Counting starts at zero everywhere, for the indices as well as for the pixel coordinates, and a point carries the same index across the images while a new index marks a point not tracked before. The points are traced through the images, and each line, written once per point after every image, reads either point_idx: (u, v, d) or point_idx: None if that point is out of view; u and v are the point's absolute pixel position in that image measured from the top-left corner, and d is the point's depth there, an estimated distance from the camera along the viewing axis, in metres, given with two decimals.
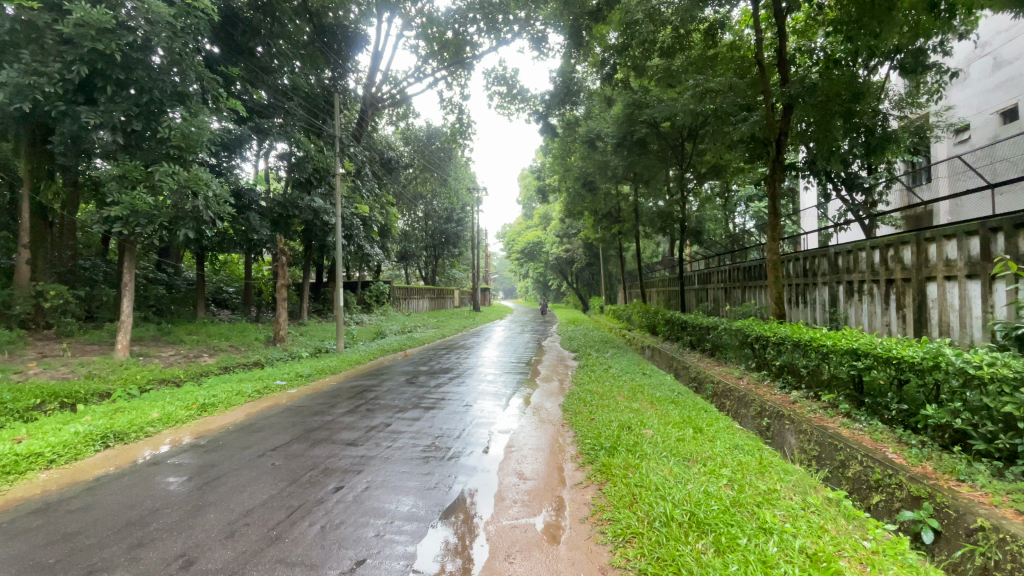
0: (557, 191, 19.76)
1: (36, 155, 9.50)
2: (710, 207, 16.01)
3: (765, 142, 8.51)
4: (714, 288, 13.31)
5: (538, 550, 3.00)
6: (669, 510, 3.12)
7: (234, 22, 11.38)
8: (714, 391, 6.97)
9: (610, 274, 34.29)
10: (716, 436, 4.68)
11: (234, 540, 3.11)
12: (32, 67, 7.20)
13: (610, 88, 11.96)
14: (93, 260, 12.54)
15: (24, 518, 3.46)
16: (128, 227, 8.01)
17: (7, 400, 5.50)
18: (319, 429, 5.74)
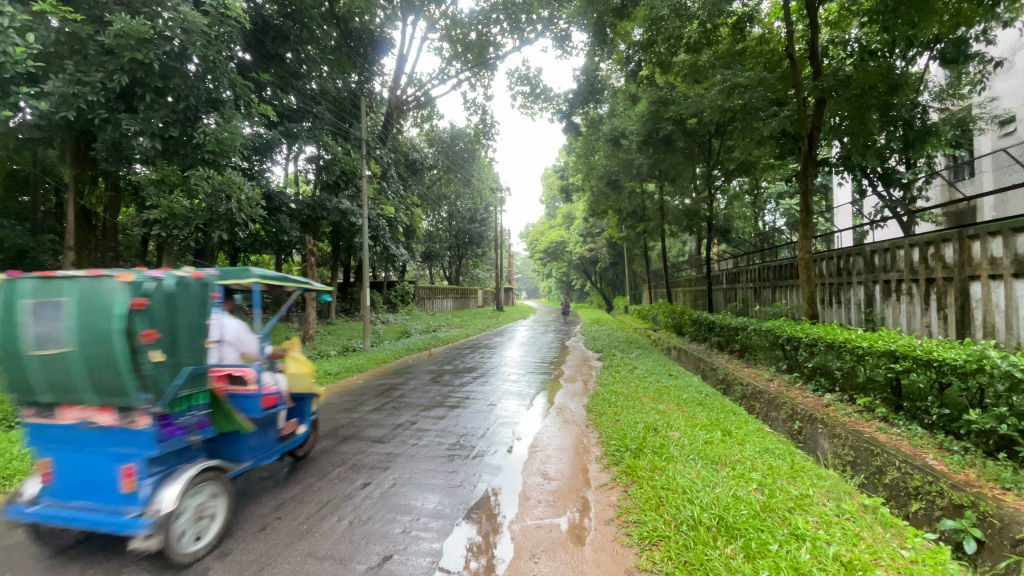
0: (581, 190, 19.64)
1: (81, 161, 10.01)
2: (739, 205, 15.64)
3: (796, 137, 8.30)
4: (743, 288, 12.97)
5: (563, 551, 2.99)
6: (698, 514, 3.06)
7: (265, 30, 11.77)
8: (742, 394, 6.82)
9: (635, 273, 33.82)
10: (746, 440, 4.57)
11: (267, 534, 3.20)
12: (77, 77, 7.52)
13: (634, 86, 11.86)
14: (133, 261, 13.11)
15: None
16: (165, 230, 8.31)
17: None
18: (346, 426, 5.85)
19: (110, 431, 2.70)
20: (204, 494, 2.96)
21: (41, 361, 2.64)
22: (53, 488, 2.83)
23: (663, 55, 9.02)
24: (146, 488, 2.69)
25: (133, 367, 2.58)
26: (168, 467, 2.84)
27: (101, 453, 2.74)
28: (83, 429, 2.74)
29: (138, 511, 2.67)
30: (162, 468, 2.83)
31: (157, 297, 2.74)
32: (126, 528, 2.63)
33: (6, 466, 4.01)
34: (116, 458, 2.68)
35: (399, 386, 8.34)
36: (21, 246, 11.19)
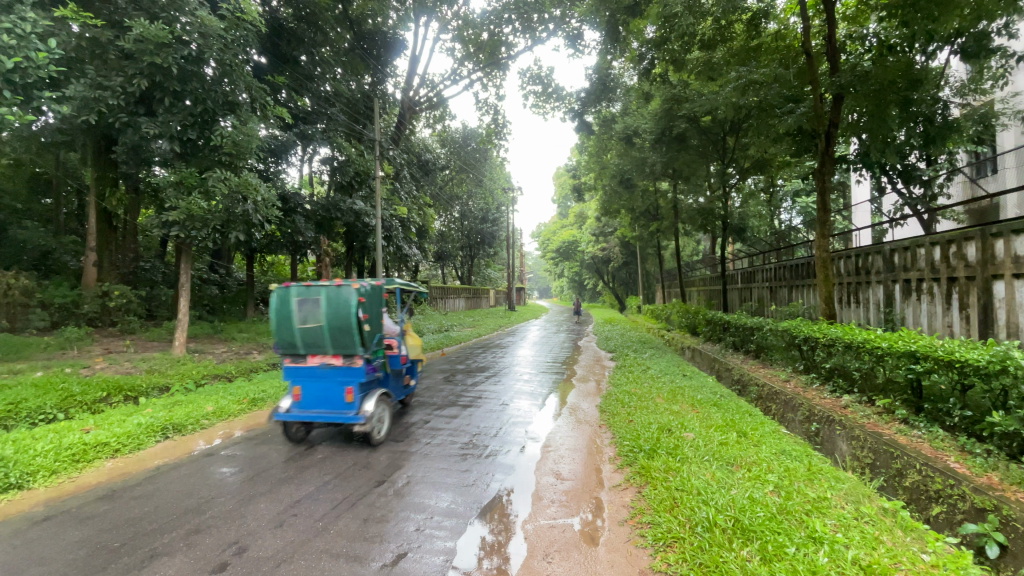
0: (593, 189, 19.55)
1: (102, 164, 10.23)
2: (754, 203, 15.44)
3: (813, 134, 8.18)
4: (759, 287, 12.81)
5: (576, 551, 2.98)
6: (713, 515, 3.02)
7: (279, 33, 11.91)
8: (758, 395, 6.73)
9: (648, 272, 33.61)
10: (762, 441, 4.51)
11: (283, 530, 3.24)
12: (98, 81, 7.72)
13: (647, 84, 11.79)
14: (152, 262, 13.37)
15: (94, 503, 3.72)
16: (184, 231, 8.44)
17: (77, 393, 5.94)
18: (361, 424, 5.91)
19: (336, 368, 4.81)
20: (380, 408, 5.12)
21: (303, 330, 4.75)
22: (297, 403, 4.95)
23: (677, 52, 8.94)
24: (359, 399, 4.84)
25: (356, 333, 4.71)
26: (366, 391, 5.00)
27: (331, 381, 4.89)
28: (319, 367, 4.85)
29: (355, 412, 4.82)
30: (362, 390, 4.98)
31: (372, 297, 4.96)
32: (350, 421, 4.77)
33: (29, 463, 4.13)
34: (342, 383, 4.84)
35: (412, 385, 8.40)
36: (45, 247, 11.46)
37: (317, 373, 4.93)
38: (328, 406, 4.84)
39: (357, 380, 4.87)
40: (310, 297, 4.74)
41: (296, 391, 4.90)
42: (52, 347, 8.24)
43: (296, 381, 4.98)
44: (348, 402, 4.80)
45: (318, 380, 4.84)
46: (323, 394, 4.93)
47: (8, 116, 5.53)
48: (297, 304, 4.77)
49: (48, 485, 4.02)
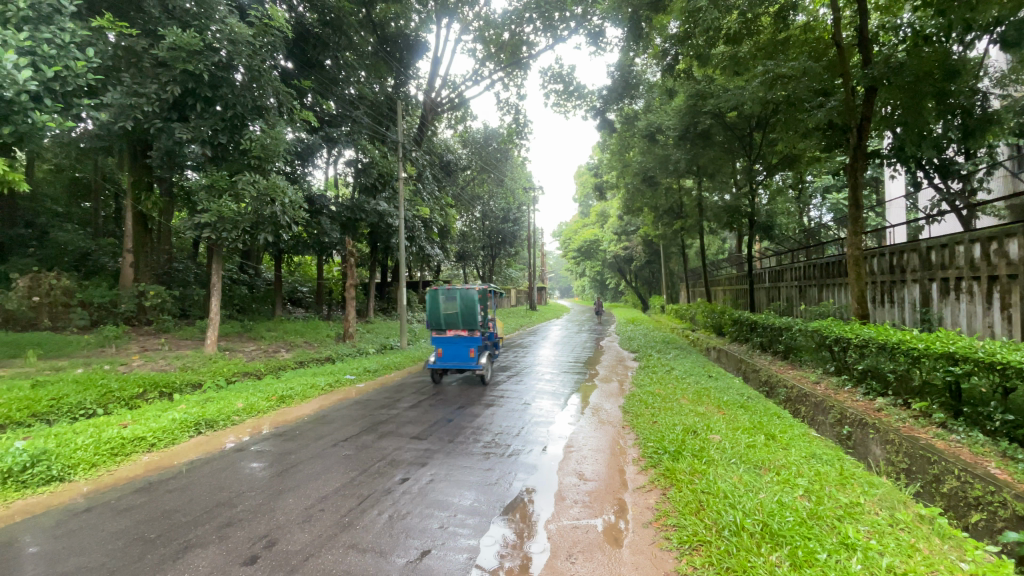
0: (615, 188, 19.39)
1: (138, 168, 10.62)
2: (782, 200, 15.07)
3: (844, 129, 7.97)
4: (787, 287, 12.51)
5: (600, 552, 2.97)
6: (740, 519, 2.96)
7: (306, 38, 12.17)
8: (787, 397, 6.57)
9: (672, 272, 33.14)
10: (791, 444, 4.40)
11: (311, 525, 3.31)
12: (133, 89, 8.02)
13: (671, 80, 11.67)
14: (185, 263, 13.82)
15: (132, 495, 3.87)
16: (215, 232, 8.68)
17: (115, 388, 6.19)
18: (385, 422, 5.98)
19: (463, 337, 7.94)
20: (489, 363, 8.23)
21: (445, 315, 7.97)
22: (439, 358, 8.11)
23: (701, 47, 8.80)
24: (478, 356, 7.97)
25: (477, 316, 7.87)
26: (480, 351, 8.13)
27: (460, 345, 8.02)
28: (453, 336, 8.00)
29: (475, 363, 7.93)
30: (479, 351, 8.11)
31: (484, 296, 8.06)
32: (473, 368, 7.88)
33: (71, 456, 4.32)
34: (466, 345, 7.94)
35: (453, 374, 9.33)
36: (84, 249, 11.95)
37: (452, 339, 8.09)
38: (457, 359, 7.93)
39: (476, 344, 7.96)
40: (449, 295, 7.97)
41: (438, 350, 8.08)
42: (93, 345, 8.60)
43: (439, 345, 8.13)
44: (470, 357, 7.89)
45: (451, 343, 7.91)
46: (455, 352, 8.10)
47: (50, 123, 5.76)
48: (440, 299, 8.03)
49: (89, 477, 4.20)
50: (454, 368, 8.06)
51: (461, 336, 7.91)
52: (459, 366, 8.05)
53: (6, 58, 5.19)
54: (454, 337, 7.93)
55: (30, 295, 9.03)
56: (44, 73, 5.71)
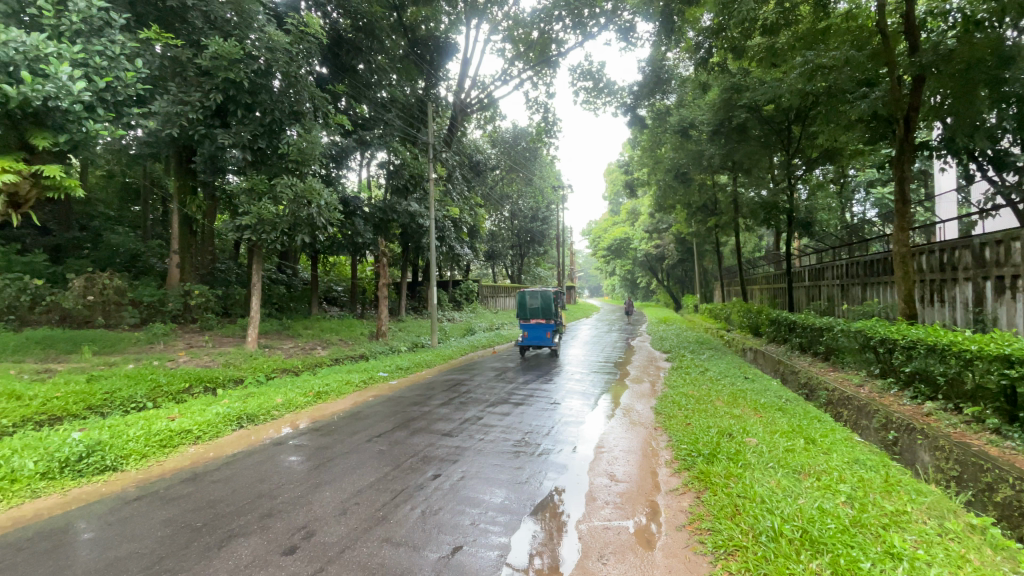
0: (646, 185, 19.11)
1: (184, 173, 11.13)
2: (823, 195, 14.51)
3: (889, 120, 7.64)
4: (828, 285, 12.04)
5: (632, 554, 2.94)
6: (778, 524, 2.88)
7: (339, 43, 12.47)
8: (828, 399, 6.32)
9: (706, 270, 32.38)
10: (832, 449, 4.25)
11: (347, 517, 3.41)
12: (179, 97, 8.40)
13: (704, 74, 11.43)
14: (227, 263, 14.41)
15: (179, 485, 4.07)
16: (255, 234, 8.99)
17: (164, 383, 6.51)
18: (417, 419, 6.08)
19: (542, 322, 11.40)
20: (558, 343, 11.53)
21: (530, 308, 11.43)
22: (524, 338, 11.56)
23: (737, 39, 8.57)
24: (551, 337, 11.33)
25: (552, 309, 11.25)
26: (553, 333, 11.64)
27: (539, 329, 11.45)
28: (534, 322, 11.48)
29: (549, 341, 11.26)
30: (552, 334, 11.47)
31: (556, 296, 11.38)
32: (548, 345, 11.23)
33: (124, 447, 4.57)
34: (544, 329, 11.47)
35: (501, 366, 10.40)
36: (135, 250, 12.60)
37: (534, 325, 11.53)
38: (538, 338, 11.44)
39: (550, 329, 11.38)
40: (533, 293, 11.53)
41: (524, 331, 11.66)
42: (142, 342, 9.07)
43: (525, 329, 11.59)
44: (547, 337, 11.39)
45: (534, 327, 11.41)
46: (536, 334, 11.58)
47: (102, 132, 6.08)
48: (526, 296, 11.63)
49: (140, 467, 4.43)
50: (535, 345, 11.46)
51: (540, 322, 11.44)
52: (538, 343, 11.47)
53: (62, 70, 5.49)
54: (536, 322, 11.50)
55: (84, 295, 9.40)
56: (96, 84, 6.01)
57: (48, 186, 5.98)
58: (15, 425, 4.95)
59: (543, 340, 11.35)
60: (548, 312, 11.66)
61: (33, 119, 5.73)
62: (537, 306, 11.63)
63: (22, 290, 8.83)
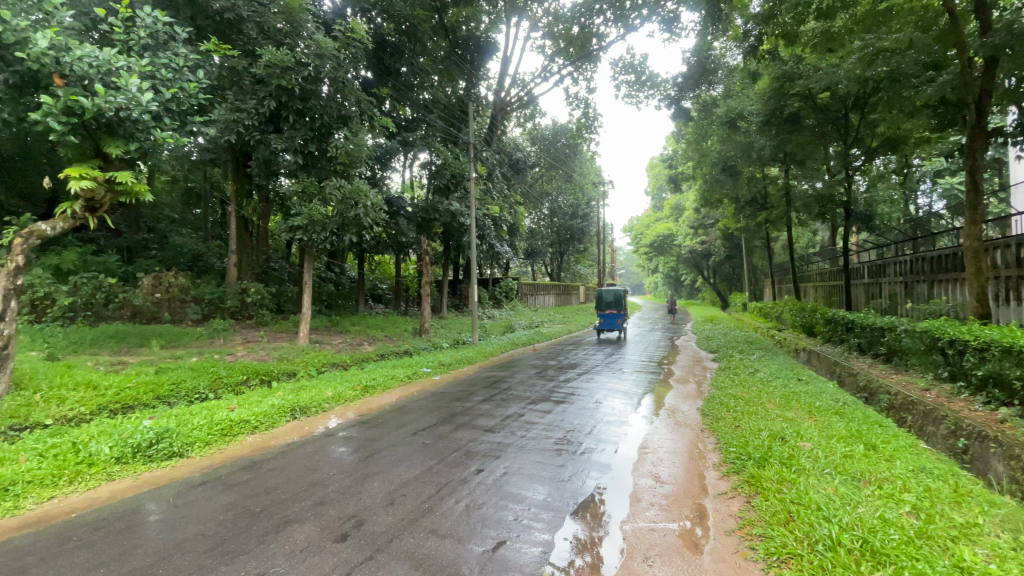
0: (691, 179, 18.62)
1: (240, 177, 11.75)
2: (883, 187, 13.69)
3: (959, 105, 7.12)
4: (890, 283, 11.35)
5: (679, 557, 2.88)
6: (836, 533, 2.75)
7: (384, 48, 12.80)
8: (889, 404, 5.96)
9: (754, 266, 31.18)
10: (896, 456, 4.01)
11: (395, 508, 3.51)
12: (236, 106, 8.91)
13: (753, 63, 10.99)
14: (280, 262, 15.13)
15: (239, 472, 4.32)
16: (307, 235, 9.37)
17: (224, 376, 6.91)
18: (460, 414, 6.19)
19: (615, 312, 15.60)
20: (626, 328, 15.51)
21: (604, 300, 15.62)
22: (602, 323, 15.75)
23: (789, 24, 8.19)
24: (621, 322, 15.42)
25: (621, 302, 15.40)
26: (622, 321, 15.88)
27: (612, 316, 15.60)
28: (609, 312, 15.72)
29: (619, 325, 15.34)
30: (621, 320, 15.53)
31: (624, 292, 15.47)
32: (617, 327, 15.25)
33: (188, 435, 4.88)
34: (616, 317, 15.73)
35: (542, 363, 10.44)
36: (197, 251, 13.42)
37: (608, 314, 15.73)
38: (612, 323, 15.78)
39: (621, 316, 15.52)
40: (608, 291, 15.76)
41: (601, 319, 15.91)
42: (204, 337, 9.62)
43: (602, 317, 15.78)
44: (618, 323, 15.64)
45: (608, 315, 15.67)
46: (610, 321, 15.76)
47: (168, 139, 6.47)
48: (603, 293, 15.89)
49: (204, 454, 4.73)
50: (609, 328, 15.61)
51: (613, 312, 15.64)
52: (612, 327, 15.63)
53: (132, 82, 5.89)
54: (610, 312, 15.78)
55: (153, 291, 10.17)
56: (162, 95, 6.39)
57: (120, 191, 6.42)
58: (92, 412, 5.38)
59: (615, 325, 15.54)
60: (619, 305, 15.84)
61: (106, 129, 6.18)
62: (611, 301, 15.98)
63: (97, 289, 9.49)
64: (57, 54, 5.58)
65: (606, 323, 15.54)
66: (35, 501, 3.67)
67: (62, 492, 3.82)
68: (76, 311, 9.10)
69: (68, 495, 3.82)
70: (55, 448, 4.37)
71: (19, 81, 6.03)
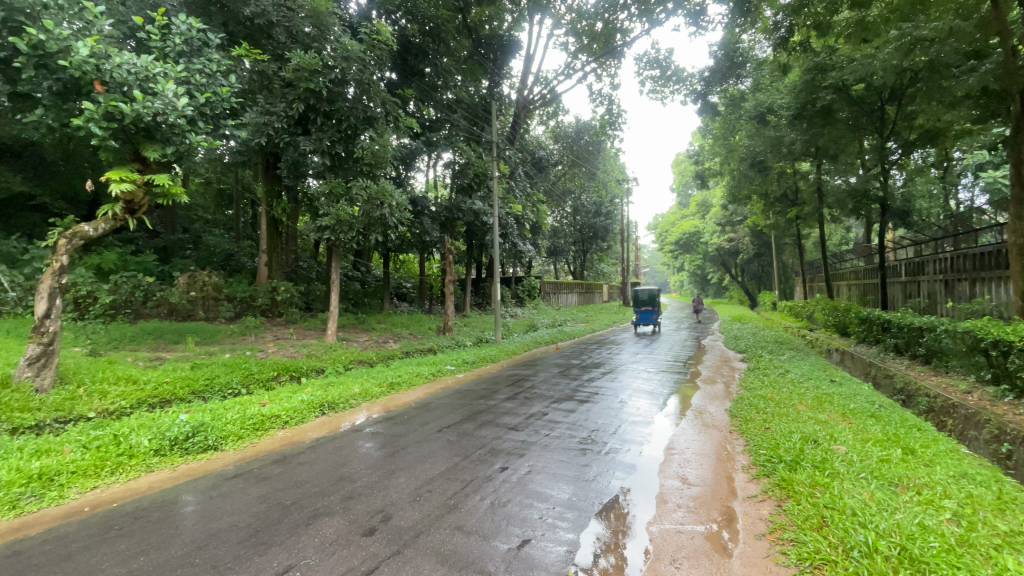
0: (718, 176, 18.25)
1: (270, 178, 12.07)
2: (921, 181, 13.15)
3: (1004, 95, 6.80)
4: (930, 281, 10.91)
5: (707, 560, 2.84)
6: (872, 539, 2.66)
7: (408, 50, 12.94)
8: (928, 407, 5.73)
9: (784, 264, 30.36)
10: (935, 461, 3.86)
11: (421, 504, 3.56)
12: (267, 109, 9.17)
13: (783, 55, 10.69)
14: (309, 262, 15.48)
15: (270, 465, 4.44)
16: (334, 235, 9.56)
17: (256, 372, 7.13)
18: (484, 412, 6.22)
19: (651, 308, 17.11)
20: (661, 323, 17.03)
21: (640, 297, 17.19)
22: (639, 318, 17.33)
23: (821, 15, 7.95)
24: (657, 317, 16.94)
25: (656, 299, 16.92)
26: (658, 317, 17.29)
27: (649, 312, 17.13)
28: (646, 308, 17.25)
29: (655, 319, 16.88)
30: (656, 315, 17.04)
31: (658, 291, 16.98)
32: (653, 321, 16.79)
33: (222, 429, 5.05)
34: (652, 313, 17.20)
35: (565, 362, 10.43)
36: (229, 250, 13.83)
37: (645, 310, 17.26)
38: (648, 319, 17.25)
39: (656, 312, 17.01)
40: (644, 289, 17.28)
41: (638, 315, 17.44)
42: (236, 333, 9.93)
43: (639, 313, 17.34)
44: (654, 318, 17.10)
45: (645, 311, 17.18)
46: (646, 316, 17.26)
47: (202, 143, 6.66)
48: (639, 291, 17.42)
49: (237, 447, 4.89)
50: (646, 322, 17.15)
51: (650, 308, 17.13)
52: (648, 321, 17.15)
53: (168, 88, 6.09)
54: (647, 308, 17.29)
55: (188, 290, 10.49)
56: (196, 99, 6.58)
57: (157, 194, 6.67)
58: (132, 406, 5.61)
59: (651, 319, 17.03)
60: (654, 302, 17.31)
61: (145, 133, 6.42)
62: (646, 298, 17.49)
63: (137, 287, 9.86)
64: (97, 62, 5.79)
65: (643, 318, 17.06)
66: (79, 490, 3.86)
67: (104, 482, 4.01)
68: (118, 308, 9.55)
69: (109, 485, 4.00)
70: (98, 439, 4.58)
71: (62, 87, 6.32)
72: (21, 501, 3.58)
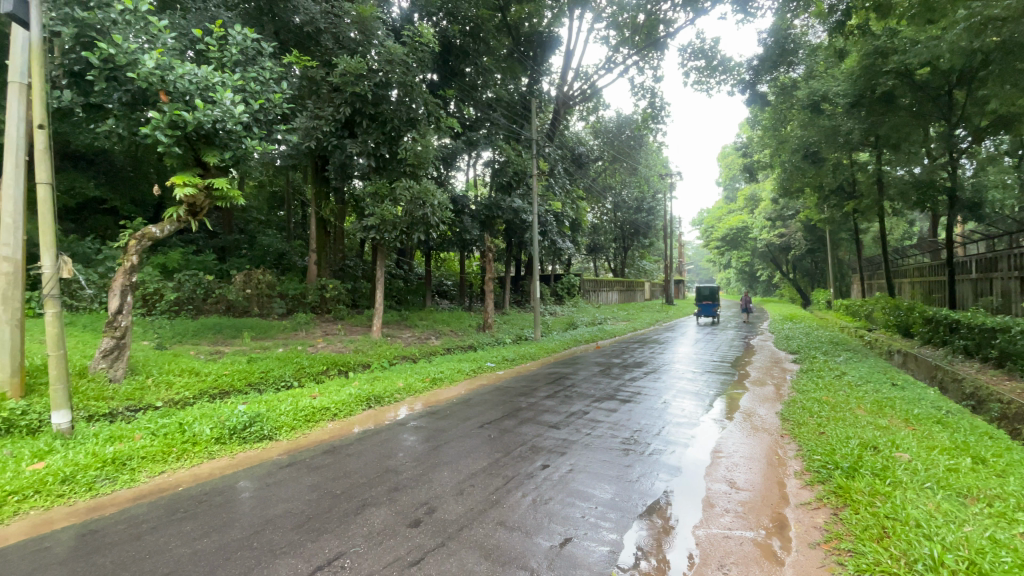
0: (767, 168, 17.51)
1: (318, 179, 12.54)
2: (995, 171, 12.16)
3: None
4: (1004, 278, 10.10)
5: (758, 567, 2.76)
6: (938, 552, 2.50)
7: (449, 50, 13.13)
8: (1002, 414, 5.33)
9: (840, 261, 28.78)
10: (1009, 471, 3.58)
11: (464, 498, 3.63)
12: (316, 113, 9.60)
13: (838, 39, 10.11)
14: (355, 260, 15.99)
15: (320, 456, 4.63)
16: (379, 234, 9.86)
17: (307, 366, 7.45)
18: (525, 409, 6.26)
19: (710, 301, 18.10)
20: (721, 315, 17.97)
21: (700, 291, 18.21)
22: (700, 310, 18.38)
23: None
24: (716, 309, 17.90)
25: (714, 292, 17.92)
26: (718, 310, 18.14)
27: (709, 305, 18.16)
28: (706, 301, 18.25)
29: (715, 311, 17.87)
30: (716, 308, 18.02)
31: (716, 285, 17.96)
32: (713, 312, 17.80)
33: (277, 419, 5.31)
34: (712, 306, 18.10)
35: (605, 361, 10.34)
36: (280, 250, 14.48)
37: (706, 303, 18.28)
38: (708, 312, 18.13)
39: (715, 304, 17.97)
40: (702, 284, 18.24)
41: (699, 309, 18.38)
42: (288, 329, 10.40)
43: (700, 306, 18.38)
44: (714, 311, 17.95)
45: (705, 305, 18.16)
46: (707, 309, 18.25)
47: (257, 147, 6.97)
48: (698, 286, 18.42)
49: (290, 437, 5.14)
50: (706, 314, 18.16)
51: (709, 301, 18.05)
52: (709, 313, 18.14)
53: (226, 97, 6.44)
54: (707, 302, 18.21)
55: (245, 287, 11.08)
56: (251, 106, 6.92)
57: (217, 197, 7.09)
58: (195, 396, 5.99)
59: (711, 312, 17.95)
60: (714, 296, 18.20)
61: (205, 140, 6.82)
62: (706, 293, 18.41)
63: (198, 285, 10.51)
64: (162, 73, 6.18)
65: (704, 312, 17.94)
66: (148, 474, 4.16)
67: (170, 467, 4.30)
68: (181, 304, 10.26)
69: (176, 470, 4.29)
70: (165, 427, 4.92)
71: (130, 98, 6.81)
72: (97, 483, 3.90)
